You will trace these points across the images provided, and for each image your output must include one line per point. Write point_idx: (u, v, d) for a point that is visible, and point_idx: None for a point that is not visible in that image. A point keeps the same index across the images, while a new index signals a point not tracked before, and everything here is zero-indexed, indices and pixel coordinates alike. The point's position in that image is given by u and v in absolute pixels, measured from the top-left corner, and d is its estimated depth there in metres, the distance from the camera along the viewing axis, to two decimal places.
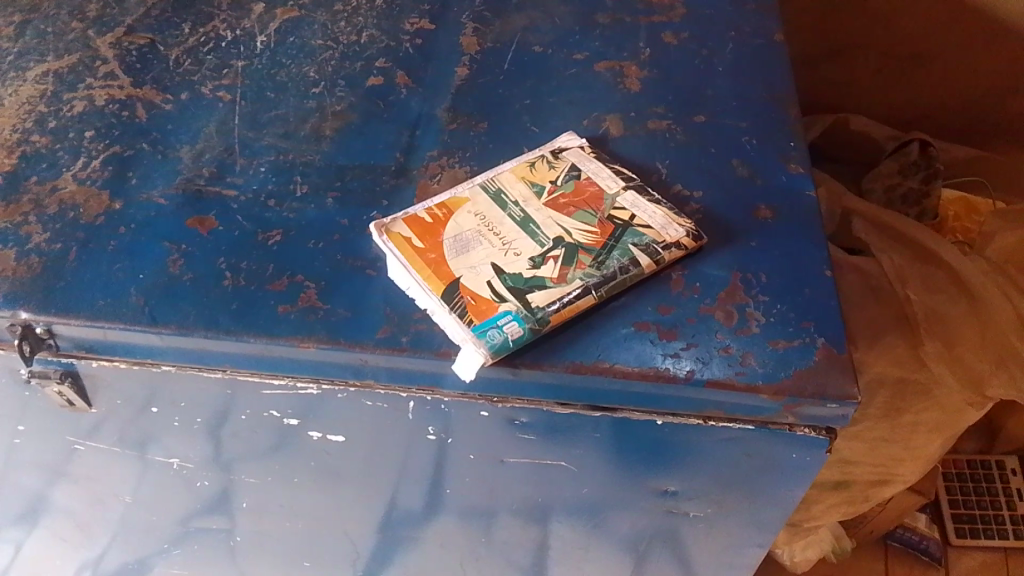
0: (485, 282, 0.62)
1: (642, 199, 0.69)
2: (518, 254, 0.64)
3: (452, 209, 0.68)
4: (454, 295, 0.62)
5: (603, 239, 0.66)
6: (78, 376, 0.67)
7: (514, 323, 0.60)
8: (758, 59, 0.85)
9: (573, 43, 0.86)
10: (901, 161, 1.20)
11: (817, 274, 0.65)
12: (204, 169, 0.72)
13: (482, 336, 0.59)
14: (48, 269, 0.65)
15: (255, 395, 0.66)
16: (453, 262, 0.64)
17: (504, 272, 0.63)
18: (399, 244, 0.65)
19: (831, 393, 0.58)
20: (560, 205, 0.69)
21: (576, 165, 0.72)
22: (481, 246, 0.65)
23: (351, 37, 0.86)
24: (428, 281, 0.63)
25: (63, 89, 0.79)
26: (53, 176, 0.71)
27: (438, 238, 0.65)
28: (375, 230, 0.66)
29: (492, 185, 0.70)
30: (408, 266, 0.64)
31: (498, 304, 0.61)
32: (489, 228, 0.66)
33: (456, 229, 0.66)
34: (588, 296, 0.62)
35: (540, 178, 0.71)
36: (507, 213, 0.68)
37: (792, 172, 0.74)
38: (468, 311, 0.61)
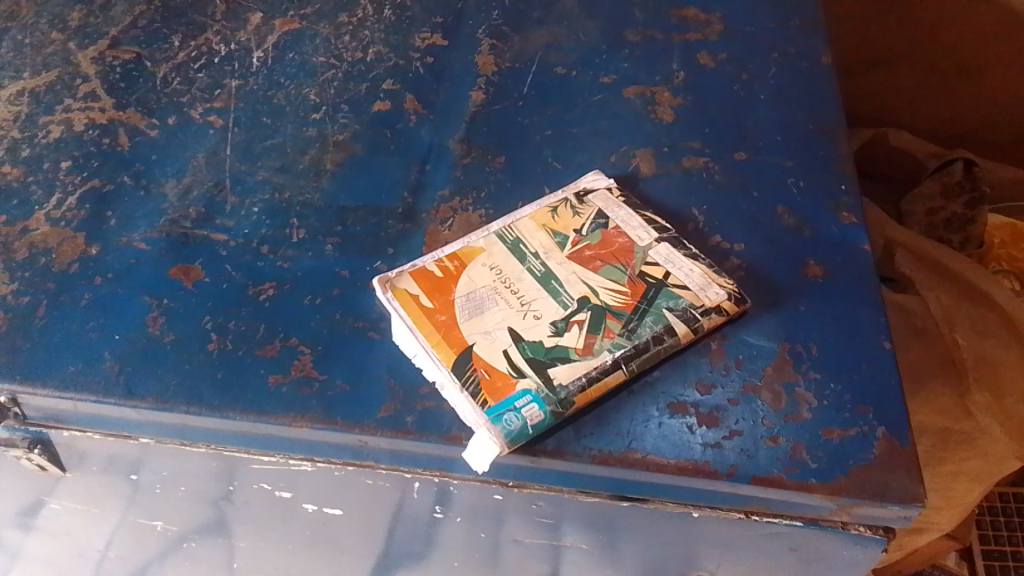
0: (501, 352, 0.55)
1: (678, 253, 0.62)
2: (538, 318, 0.57)
3: (465, 261, 0.61)
4: (466, 366, 0.55)
5: (633, 301, 0.58)
6: (49, 444, 0.61)
7: (535, 405, 0.53)
8: (804, 85, 0.77)
9: (599, 64, 0.78)
10: (944, 182, 1.10)
11: (874, 347, 0.58)
12: (191, 209, 0.65)
13: (498, 421, 0.52)
14: (14, 327, 0.58)
15: (245, 469, 0.60)
16: (465, 327, 0.56)
17: (523, 339, 0.56)
18: (407, 303, 0.58)
19: (894, 495, 0.52)
20: (585, 258, 0.61)
21: (603, 211, 0.65)
22: (497, 307, 0.58)
23: (357, 54, 0.78)
24: (437, 349, 0.56)
25: (39, 111, 0.72)
26: (24, 215, 0.65)
27: (449, 296, 0.58)
28: (379, 286, 0.59)
29: (510, 233, 0.63)
30: (415, 330, 0.57)
31: (516, 380, 0.54)
32: (505, 285, 0.59)
33: (469, 286, 0.59)
34: (618, 371, 0.55)
35: (563, 225, 0.64)
36: (526, 267, 0.61)
37: (844, 221, 0.66)
38: (481, 388, 0.54)
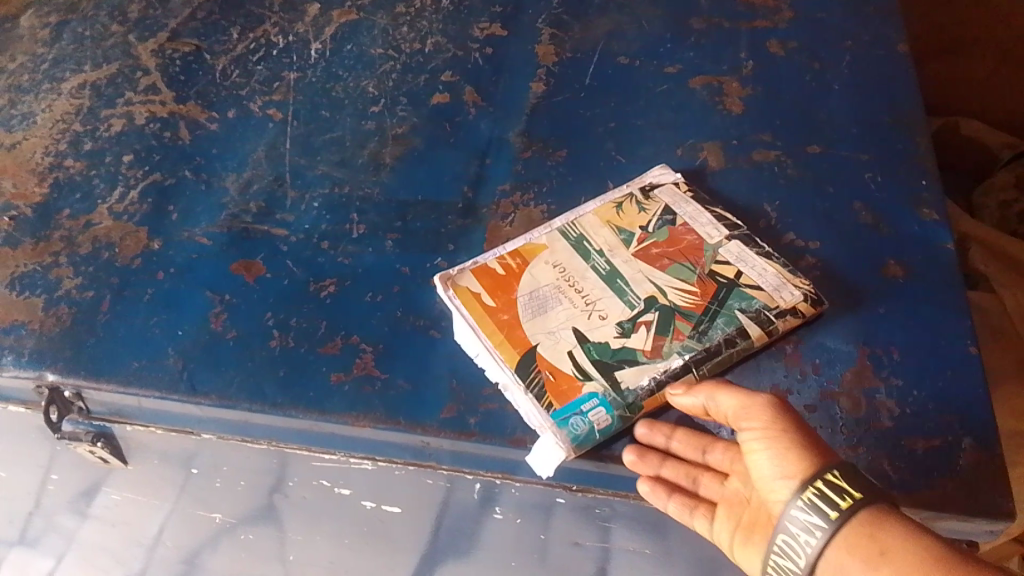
0: (566, 353, 0.54)
1: (750, 251, 0.59)
2: (604, 318, 0.55)
3: (528, 259, 0.59)
4: (530, 367, 0.53)
5: (703, 301, 0.56)
6: (112, 437, 0.62)
7: (602, 410, 0.51)
8: (881, 75, 0.74)
9: (663, 53, 0.76)
10: (1018, 172, 1.04)
11: (960, 353, 0.55)
12: (251, 204, 0.65)
13: (564, 425, 0.51)
14: (80, 322, 0.59)
15: (304, 466, 0.60)
16: (528, 326, 0.55)
17: (589, 340, 0.54)
18: (468, 301, 0.57)
19: (984, 511, 0.49)
20: (652, 256, 0.59)
21: (670, 207, 0.63)
22: (562, 306, 0.56)
23: (415, 45, 0.77)
24: (499, 349, 0.54)
25: (101, 105, 0.73)
26: (87, 208, 0.65)
27: (511, 295, 0.57)
28: (439, 283, 0.58)
29: (573, 229, 0.61)
30: (476, 329, 0.55)
31: (582, 383, 0.52)
32: (569, 284, 0.58)
33: (532, 284, 0.58)
34: (688, 376, 0.53)
35: (628, 222, 0.62)
36: (590, 264, 0.59)
37: (924, 218, 0.63)
38: (545, 390, 0.52)
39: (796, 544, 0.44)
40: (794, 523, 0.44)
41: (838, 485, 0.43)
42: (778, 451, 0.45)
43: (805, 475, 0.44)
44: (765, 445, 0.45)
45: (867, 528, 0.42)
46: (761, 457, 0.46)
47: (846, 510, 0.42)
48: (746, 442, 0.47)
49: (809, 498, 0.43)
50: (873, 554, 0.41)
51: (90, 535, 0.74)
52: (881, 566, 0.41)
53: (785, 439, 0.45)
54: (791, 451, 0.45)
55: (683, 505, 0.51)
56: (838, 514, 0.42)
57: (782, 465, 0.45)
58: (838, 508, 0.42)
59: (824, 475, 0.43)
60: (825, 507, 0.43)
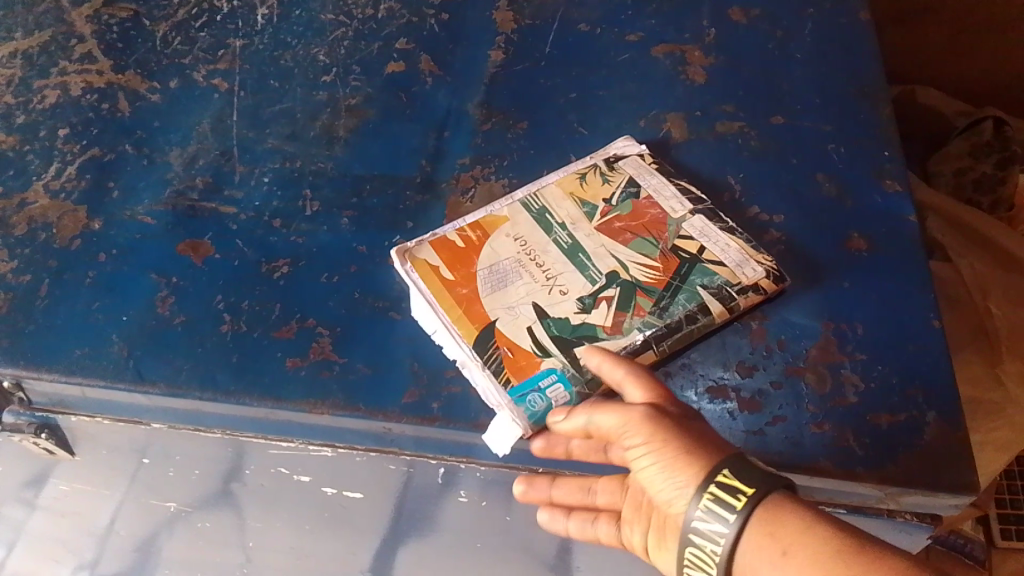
0: (525, 328, 0.52)
1: (714, 226, 0.58)
2: (565, 293, 0.54)
3: (489, 231, 0.58)
4: (488, 343, 0.52)
5: (665, 277, 0.55)
6: (56, 428, 0.59)
7: (560, 386, 0.50)
8: (843, 44, 0.73)
9: (624, 21, 0.74)
10: (973, 142, 1.04)
11: (922, 326, 0.55)
12: (198, 180, 0.62)
13: (521, 403, 0.50)
14: (17, 308, 0.55)
15: (260, 453, 0.58)
16: (487, 301, 0.54)
17: (549, 316, 0.53)
18: (426, 275, 0.55)
19: (947, 484, 0.49)
20: (615, 230, 0.58)
21: (634, 179, 0.61)
22: (522, 281, 0.55)
23: (367, 10, 0.74)
24: (457, 325, 0.53)
25: (33, 74, 0.68)
26: (21, 186, 0.61)
27: (471, 269, 0.55)
28: (397, 256, 0.56)
29: (535, 202, 0.60)
30: (435, 305, 0.53)
31: (540, 360, 0.51)
32: (530, 258, 0.56)
33: (493, 258, 0.56)
34: (648, 353, 0.52)
35: (591, 194, 0.60)
36: (552, 238, 0.57)
37: (887, 190, 0.63)
38: (502, 366, 0.51)
39: (705, 555, 0.40)
40: (698, 534, 0.40)
41: (728, 484, 0.39)
42: (666, 464, 0.42)
43: (699, 480, 0.40)
44: (653, 460, 0.42)
45: (766, 527, 0.39)
46: (651, 473, 0.42)
47: (743, 508, 0.39)
48: (635, 459, 0.43)
49: (705, 505, 0.40)
50: (776, 554, 0.38)
51: (38, 529, 0.71)
52: (787, 568, 0.37)
53: (670, 448, 0.42)
54: (677, 460, 0.41)
55: (581, 520, 0.51)
56: (736, 514, 0.39)
57: (675, 475, 0.41)
58: (735, 509, 0.39)
59: (717, 478, 0.40)
60: (723, 512, 0.39)
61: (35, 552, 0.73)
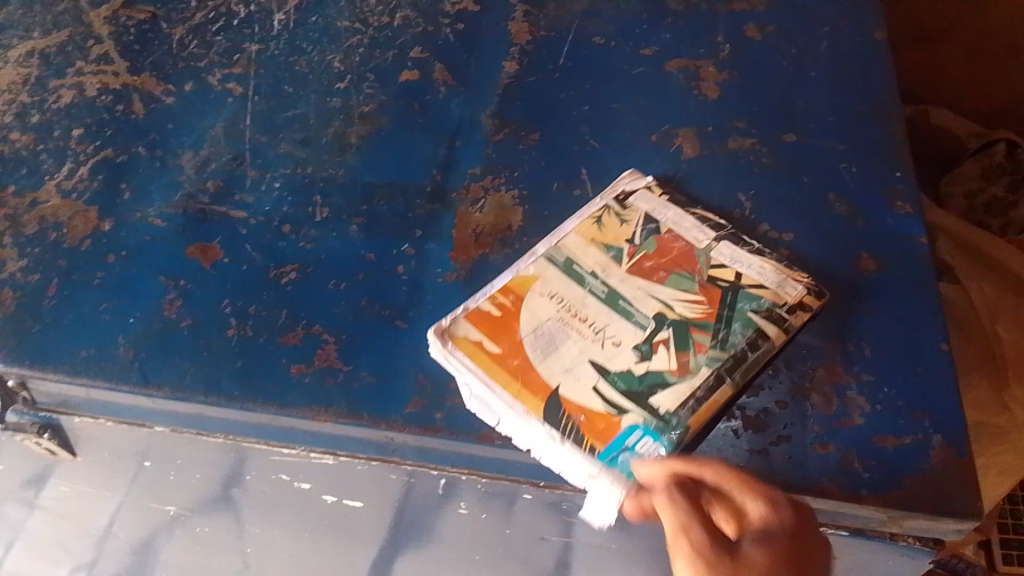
0: (591, 388, 0.49)
1: (741, 251, 0.57)
2: (619, 344, 0.51)
3: (521, 293, 0.54)
4: (559, 411, 0.49)
5: (714, 309, 0.53)
6: (59, 429, 0.59)
7: (649, 441, 0.48)
8: (858, 64, 0.73)
9: (639, 34, 0.74)
10: (986, 163, 1.04)
11: (932, 351, 0.55)
12: (209, 183, 0.62)
13: (615, 467, 0.47)
14: (25, 307, 0.56)
15: (262, 459, 0.58)
16: (542, 368, 0.50)
17: (610, 370, 0.50)
18: (470, 355, 0.51)
19: (952, 510, 0.49)
20: (647, 269, 0.55)
21: (649, 216, 0.59)
22: (571, 339, 0.51)
23: (383, 18, 0.74)
24: (519, 400, 0.49)
25: (50, 74, 0.69)
26: (33, 185, 0.62)
27: (516, 337, 0.51)
28: (434, 337, 0.52)
29: (559, 253, 0.56)
30: (489, 385, 0.50)
31: (620, 418, 0.48)
32: (571, 312, 0.53)
33: (534, 321, 0.52)
34: (722, 389, 0.49)
35: (613, 237, 0.57)
36: (588, 289, 0.54)
37: (899, 212, 0.62)
38: (582, 434, 0.48)
39: None
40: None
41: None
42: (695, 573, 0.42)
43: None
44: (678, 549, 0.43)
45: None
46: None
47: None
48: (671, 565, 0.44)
49: None
50: None
51: (39, 527, 0.71)
52: None
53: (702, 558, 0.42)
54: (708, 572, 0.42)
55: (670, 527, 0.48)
56: None
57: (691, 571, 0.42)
58: None
59: None
60: None
61: (36, 549, 0.74)
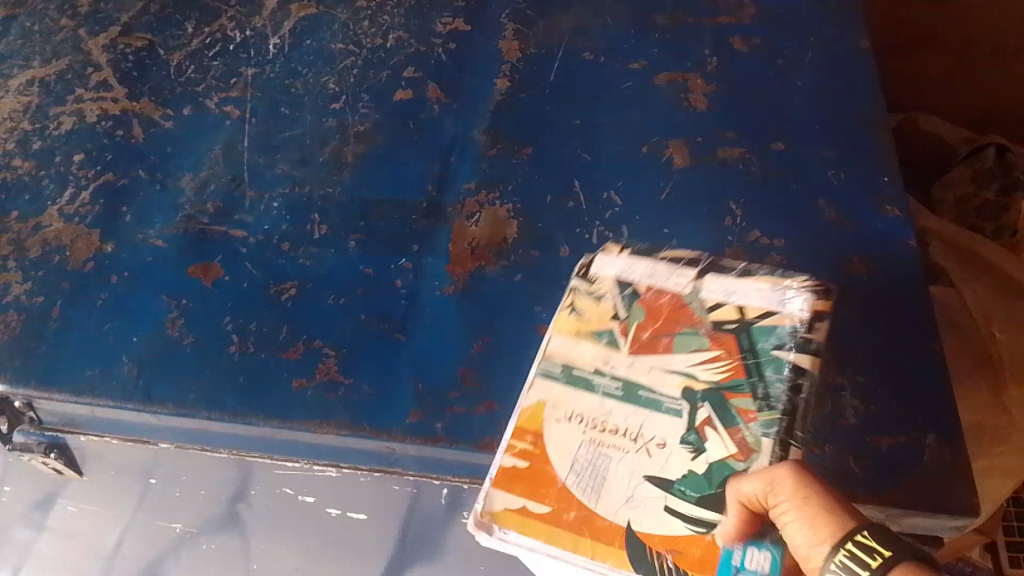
0: (664, 509, 0.45)
1: (730, 279, 0.54)
2: (665, 445, 0.47)
3: (536, 430, 0.48)
4: (644, 551, 0.44)
5: (738, 361, 0.50)
6: (65, 448, 0.60)
7: (756, 553, 0.43)
8: (843, 73, 0.74)
9: (628, 49, 0.75)
10: (976, 167, 1.05)
11: (923, 351, 0.56)
12: (208, 205, 0.63)
13: None
14: (31, 329, 0.57)
15: (266, 472, 0.59)
16: (602, 509, 0.45)
17: (672, 481, 0.45)
18: (520, 530, 0.45)
19: (948, 506, 0.49)
20: (647, 342, 0.51)
21: (620, 278, 0.55)
22: (613, 461, 0.47)
23: (376, 40, 0.75)
24: (597, 557, 0.44)
25: (50, 102, 0.70)
26: (36, 210, 0.63)
27: (558, 484, 0.46)
28: (477, 530, 0.45)
29: (552, 364, 0.50)
30: (559, 556, 0.45)
31: (714, 535, 0.44)
32: (600, 429, 0.48)
33: (566, 455, 0.47)
34: (790, 452, 0.46)
35: (597, 320, 0.53)
36: (602, 394, 0.49)
37: (887, 216, 0.63)
38: (684, 571, 0.43)
39: None
40: None
41: (866, 542, 0.39)
42: (808, 519, 0.41)
43: (836, 539, 0.40)
44: (795, 511, 0.41)
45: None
46: (793, 528, 0.41)
47: (877, 570, 0.38)
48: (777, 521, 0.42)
49: (841, 559, 0.39)
50: None
51: (46, 550, 0.71)
52: None
53: (812, 505, 0.41)
54: (820, 516, 0.41)
55: None
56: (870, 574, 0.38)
57: (812, 532, 0.40)
58: (869, 568, 0.38)
59: (856, 535, 0.39)
60: (856, 569, 0.38)
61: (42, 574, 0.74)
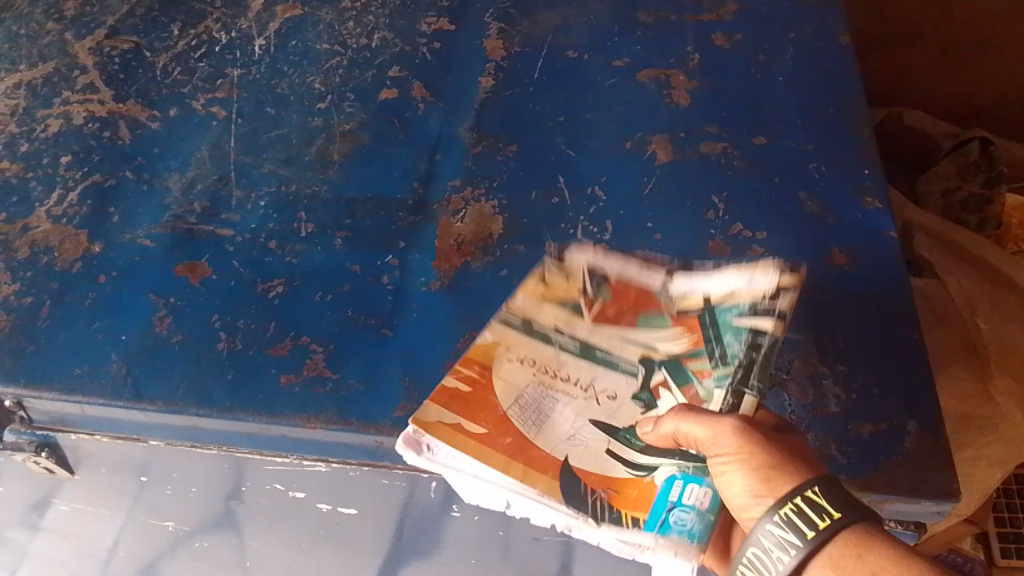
0: (605, 450, 0.50)
1: (697, 270, 0.55)
2: (614, 398, 0.52)
3: (486, 361, 0.52)
4: (580, 489, 0.48)
5: (698, 334, 0.52)
6: (56, 446, 0.60)
7: (694, 488, 0.48)
8: (823, 68, 0.75)
9: (611, 47, 0.76)
10: (960, 162, 1.06)
11: (903, 339, 0.57)
12: (196, 204, 0.64)
13: (670, 529, 0.47)
14: (18, 329, 0.57)
15: (257, 469, 0.59)
16: (543, 440, 0.49)
17: (618, 428, 0.50)
18: (453, 443, 0.48)
19: (928, 491, 0.50)
20: (612, 316, 0.54)
21: (591, 262, 0.56)
22: (562, 404, 0.51)
23: (361, 40, 0.75)
24: (528, 483, 0.47)
25: (37, 105, 0.71)
26: (24, 212, 0.63)
27: (501, 411, 0.50)
28: (407, 447, 0.48)
29: (514, 315, 0.54)
30: (488, 478, 0.47)
31: (651, 476, 0.49)
32: (552, 377, 0.52)
33: (515, 391, 0.51)
34: (743, 399, 0.49)
35: (565, 292, 0.55)
36: (558, 346, 0.53)
37: (867, 206, 0.64)
38: (618, 508, 0.48)
39: (766, 559, 0.44)
40: (767, 538, 0.44)
41: (814, 499, 0.43)
42: (752, 472, 0.45)
43: (780, 493, 0.44)
44: (739, 463, 0.45)
45: (852, 548, 0.42)
46: (736, 478, 0.45)
47: (823, 530, 0.42)
48: (718, 468, 0.46)
49: (785, 514, 0.43)
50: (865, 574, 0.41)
51: (42, 549, 0.72)
52: None
53: (758, 459, 0.45)
54: (766, 469, 0.45)
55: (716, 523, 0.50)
56: (815, 532, 0.42)
57: (754, 483, 0.45)
58: (816, 527, 0.42)
59: (806, 492, 0.43)
60: (801, 526, 0.43)
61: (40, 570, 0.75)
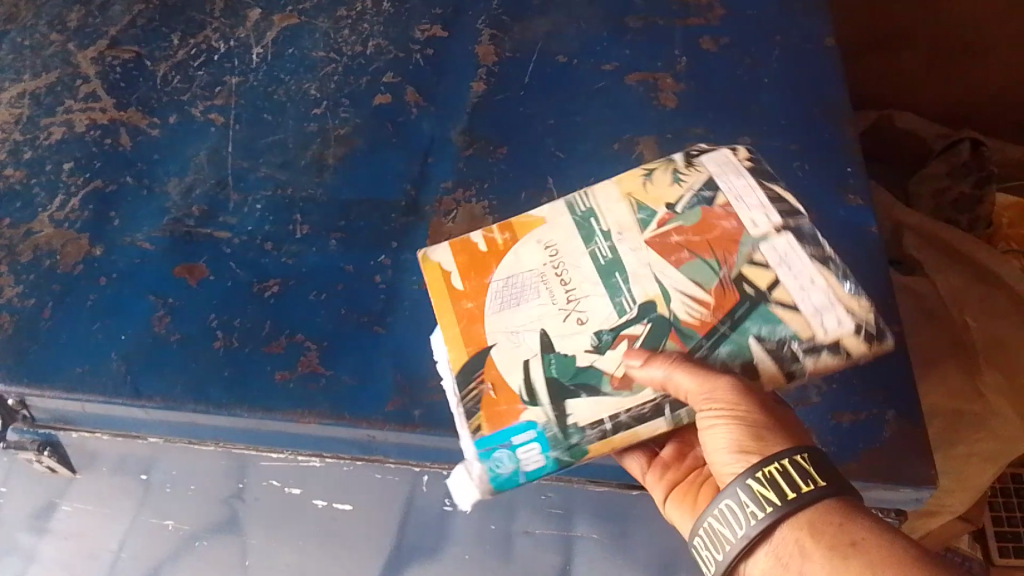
0: (523, 361, 0.51)
1: (798, 252, 0.52)
2: (583, 322, 0.52)
3: (519, 233, 0.56)
4: (472, 374, 0.51)
5: (712, 320, 0.50)
6: (58, 445, 0.63)
7: (536, 449, 0.49)
8: (810, 71, 0.76)
9: (601, 51, 0.77)
10: (952, 163, 1.06)
11: None
12: (194, 208, 0.65)
13: (487, 460, 0.49)
14: (22, 330, 0.59)
15: (257, 464, 0.62)
16: (492, 320, 0.52)
17: (554, 350, 0.51)
18: (435, 282, 0.55)
19: (906, 479, 0.52)
20: (671, 245, 0.53)
21: (712, 181, 0.56)
22: (537, 298, 0.53)
23: (356, 47, 0.77)
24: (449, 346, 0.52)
25: (41, 114, 0.72)
26: (28, 217, 0.65)
27: (484, 281, 0.54)
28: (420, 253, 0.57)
29: (583, 203, 0.57)
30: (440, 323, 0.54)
31: (526, 406, 0.50)
32: (555, 271, 0.53)
33: (513, 268, 0.54)
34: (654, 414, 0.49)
35: (654, 198, 0.56)
36: (589, 250, 0.54)
37: (850, 204, 0.66)
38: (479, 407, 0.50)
39: (741, 514, 0.45)
40: (744, 492, 0.45)
41: (803, 468, 0.44)
42: (739, 429, 0.46)
43: (762, 457, 0.45)
44: (725, 421, 0.46)
45: (834, 517, 0.43)
46: (719, 432, 0.47)
47: (804, 494, 0.44)
48: (703, 419, 0.47)
49: (768, 473, 0.44)
50: (843, 544, 0.42)
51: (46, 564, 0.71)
52: (847, 556, 0.41)
53: (748, 416, 0.46)
54: (753, 432, 0.46)
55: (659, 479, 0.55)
56: (794, 495, 0.44)
57: (737, 441, 0.46)
58: (798, 490, 0.44)
59: (793, 456, 0.44)
60: (783, 487, 0.44)
61: None
